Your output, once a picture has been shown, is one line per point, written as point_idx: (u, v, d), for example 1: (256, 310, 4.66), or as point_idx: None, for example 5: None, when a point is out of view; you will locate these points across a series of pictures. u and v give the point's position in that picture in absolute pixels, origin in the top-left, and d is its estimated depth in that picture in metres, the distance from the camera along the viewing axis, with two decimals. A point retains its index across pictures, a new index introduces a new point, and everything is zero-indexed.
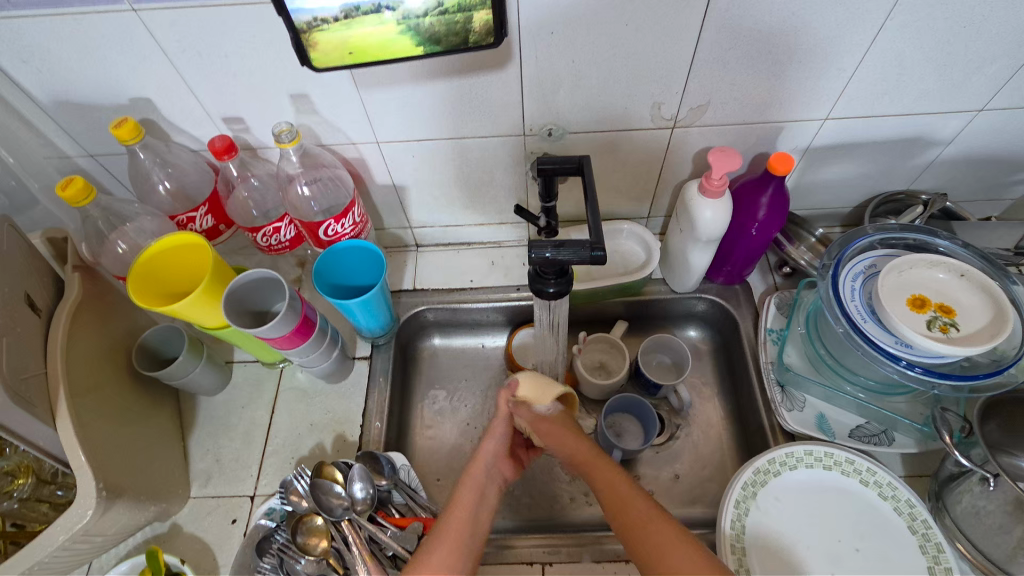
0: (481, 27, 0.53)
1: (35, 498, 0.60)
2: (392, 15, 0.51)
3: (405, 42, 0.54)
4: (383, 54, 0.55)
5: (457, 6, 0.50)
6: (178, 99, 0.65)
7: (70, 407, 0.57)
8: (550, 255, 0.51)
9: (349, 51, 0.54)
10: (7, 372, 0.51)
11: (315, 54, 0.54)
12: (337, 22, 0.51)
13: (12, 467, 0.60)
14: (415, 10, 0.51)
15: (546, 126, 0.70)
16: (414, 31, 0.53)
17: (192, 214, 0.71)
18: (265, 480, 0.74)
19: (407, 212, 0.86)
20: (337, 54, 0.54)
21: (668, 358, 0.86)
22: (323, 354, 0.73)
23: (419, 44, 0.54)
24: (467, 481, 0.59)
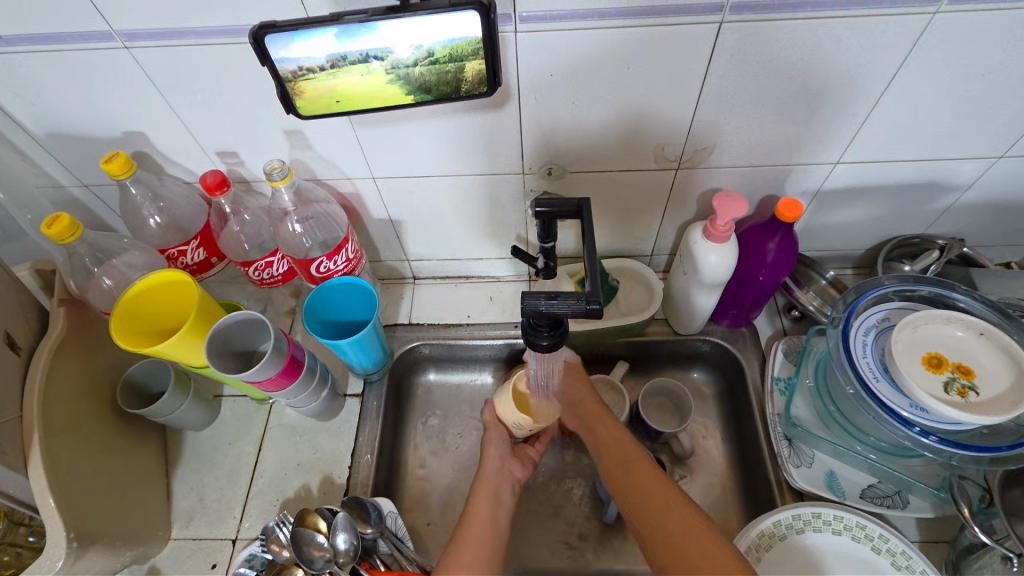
0: (474, 77, 0.51)
1: (8, 542, 0.58)
2: (380, 64, 0.49)
3: (394, 90, 0.52)
4: (373, 100, 0.53)
5: (448, 56, 0.49)
6: (172, 134, 0.64)
7: (44, 454, 0.55)
8: (544, 308, 0.48)
9: (336, 99, 0.52)
10: None
11: (301, 102, 0.53)
12: (323, 71, 0.50)
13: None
14: (405, 60, 0.49)
15: (546, 165, 0.68)
16: (404, 79, 0.51)
17: (183, 248, 0.70)
18: (248, 522, 0.71)
19: (404, 244, 0.84)
20: (323, 102, 0.53)
21: (670, 402, 0.83)
22: (312, 394, 0.71)
23: (410, 92, 0.53)
24: (480, 498, 0.64)
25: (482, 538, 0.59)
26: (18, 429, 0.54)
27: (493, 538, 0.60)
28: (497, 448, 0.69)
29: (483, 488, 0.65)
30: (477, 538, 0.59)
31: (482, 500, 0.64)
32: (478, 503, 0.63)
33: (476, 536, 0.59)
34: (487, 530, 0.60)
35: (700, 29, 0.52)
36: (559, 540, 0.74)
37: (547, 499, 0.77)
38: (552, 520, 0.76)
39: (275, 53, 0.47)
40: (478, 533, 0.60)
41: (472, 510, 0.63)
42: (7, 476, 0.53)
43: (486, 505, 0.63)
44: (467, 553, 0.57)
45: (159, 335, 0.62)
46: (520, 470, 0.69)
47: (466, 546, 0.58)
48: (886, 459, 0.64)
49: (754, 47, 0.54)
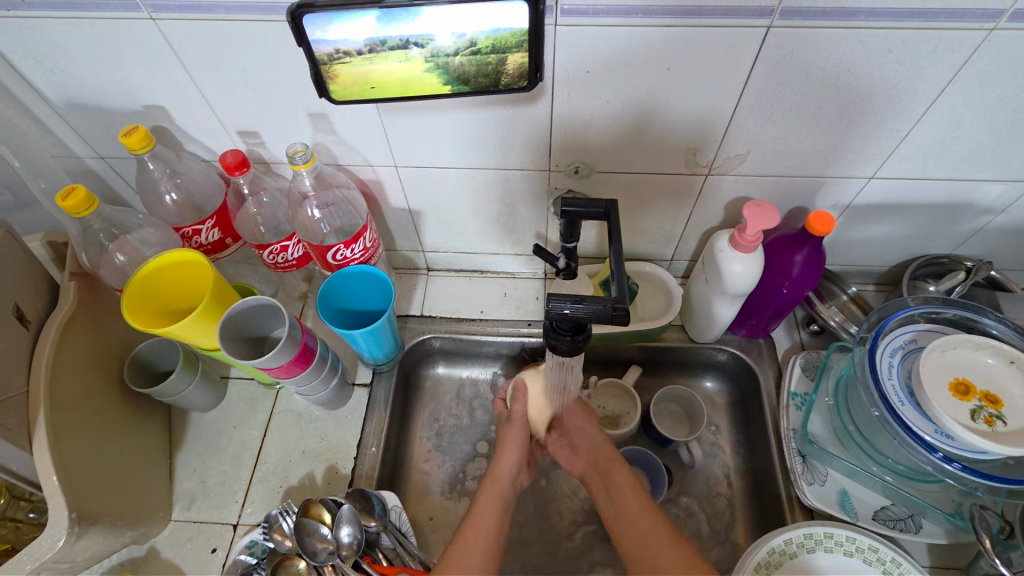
0: (515, 69, 0.50)
1: (10, 518, 0.58)
2: (420, 52, 0.48)
3: (432, 79, 0.51)
4: (406, 90, 0.52)
5: (491, 47, 0.47)
6: (193, 111, 0.62)
7: (50, 431, 0.53)
8: (569, 312, 0.47)
9: (370, 85, 0.51)
10: None
11: (334, 86, 0.51)
12: (360, 56, 0.48)
13: None
14: (446, 48, 0.48)
15: (573, 164, 0.67)
16: (444, 68, 0.50)
17: (199, 227, 0.68)
18: (250, 508, 0.70)
19: (420, 234, 0.82)
20: (357, 88, 0.51)
21: (681, 409, 0.82)
22: (322, 382, 0.70)
23: (447, 83, 0.51)
24: (484, 499, 0.63)
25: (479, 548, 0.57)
26: (24, 404, 0.53)
27: (490, 546, 0.58)
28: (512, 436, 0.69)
29: (492, 486, 0.64)
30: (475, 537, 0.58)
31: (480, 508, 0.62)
32: (479, 514, 0.61)
33: (470, 548, 0.57)
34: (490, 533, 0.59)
35: (747, 33, 0.50)
36: (562, 542, 0.73)
37: (552, 500, 0.76)
38: (556, 522, 0.75)
39: (312, 34, 0.46)
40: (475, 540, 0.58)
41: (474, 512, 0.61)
42: (11, 452, 0.52)
43: (489, 514, 0.61)
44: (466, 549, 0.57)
45: (171, 315, 0.61)
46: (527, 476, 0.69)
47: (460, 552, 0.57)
48: (902, 482, 0.63)
49: (801, 54, 0.52)
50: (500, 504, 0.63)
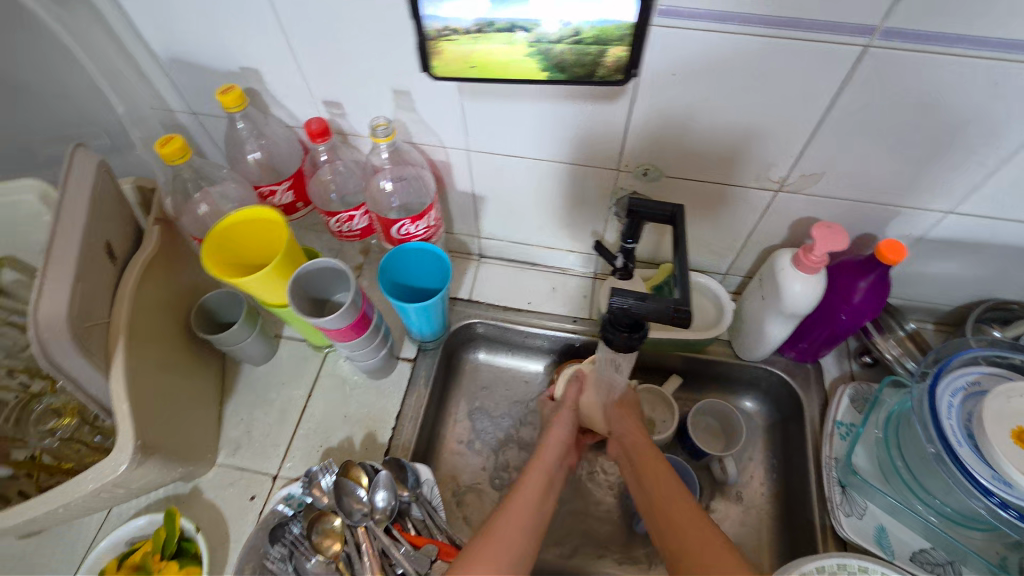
0: (613, 62, 0.51)
1: (76, 438, 0.64)
2: (525, 36, 0.50)
3: (531, 64, 0.52)
4: (505, 73, 0.53)
5: (595, 38, 0.49)
6: (286, 77, 0.65)
7: (125, 357, 0.56)
8: (630, 308, 0.48)
9: (472, 64, 0.53)
10: (79, 315, 0.51)
11: (437, 62, 0.53)
12: (467, 35, 0.50)
13: (60, 406, 0.65)
14: (551, 35, 0.49)
15: (643, 166, 0.67)
16: (544, 55, 0.51)
17: (275, 187, 0.72)
18: (290, 463, 0.73)
19: (479, 221, 0.84)
20: (460, 66, 0.53)
21: (717, 424, 0.82)
22: (373, 350, 0.72)
23: (544, 69, 0.53)
24: (529, 479, 0.64)
25: (517, 526, 0.58)
26: (106, 333, 0.56)
27: (532, 530, 0.58)
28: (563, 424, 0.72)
29: (538, 466, 0.66)
30: (519, 518, 0.59)
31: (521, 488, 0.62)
32: (526, 490, 0.62)
33: (509, 525, 0.58)
34: (528, 511, 0.60)
35: (844, 50, 0.49)
36: (585, 540, 0.74)
37: (579, 497, 0.77)
38: (580, 520, 0.75)
39: (426, 10, 0.48)
40: (520, 514, 0.59)
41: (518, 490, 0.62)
42: (91, 376, 0.54)
43: (532, 495, 0.62)
44: (508, 526, 0.57)
45: (242, 267, 0.63)
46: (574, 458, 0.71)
47: (497, 532, 0.57)
48: (947, 525, 0.61)
49: (896, 77, 0.51)
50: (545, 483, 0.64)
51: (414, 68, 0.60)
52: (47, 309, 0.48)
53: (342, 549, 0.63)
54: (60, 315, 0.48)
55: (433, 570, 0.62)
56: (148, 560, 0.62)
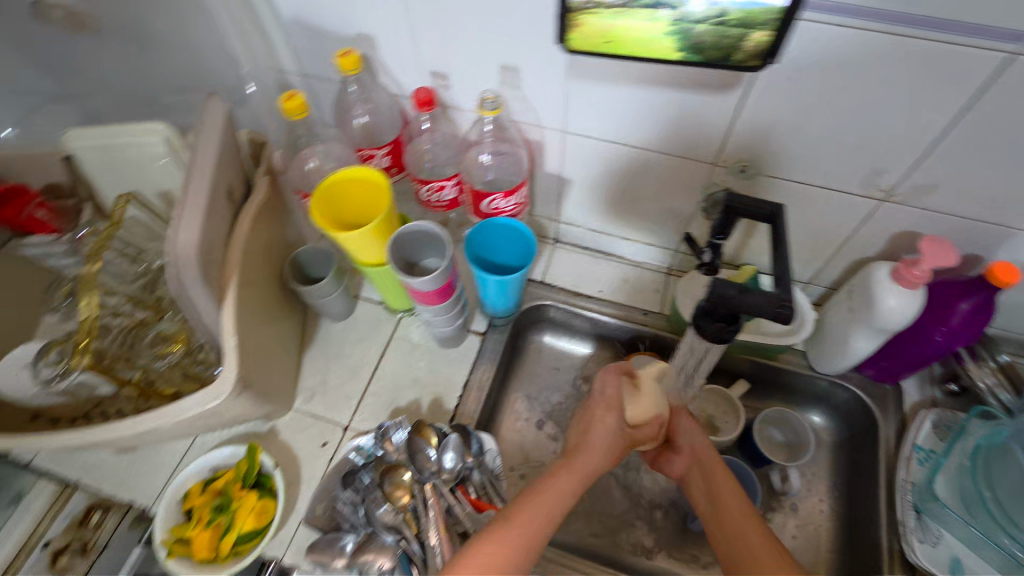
0: (752, 47, 0.51)
1: (179, 366, 0.69)
2: (669, 14, 0.50)
3: (667, 44, 0.53)
4: (641, 51, 0.54)
5: (739, 21, 0.49)
6: (398, 46, 0.67)
7: (236, 296, 0.60)
8: (734, 296, 0.48)
9: (608, 40, 0.54)
10: (205, 248, 0.54)
11: (574, 36, 0.54)
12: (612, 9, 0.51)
13: (172, 333, 0.69)
14: (694, 14, 0.50)
15: (740, 162, 0.65)
16: (683, 35, 0.52)
17: (374, 151, 0.73)
18: (360, 416, 0.76)
19: (561, 204, 0.84)
20: (597, 41, 0.54)
21: (782, 437, 0.80)
22: (450, 319, 0.74)
23: (679, 50, 0.53)
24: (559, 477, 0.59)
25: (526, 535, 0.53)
26: (219, 268, 0.59)
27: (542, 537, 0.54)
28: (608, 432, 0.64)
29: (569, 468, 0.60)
30: (534, 526, 0.54)
31: (548, 487, 0.57)
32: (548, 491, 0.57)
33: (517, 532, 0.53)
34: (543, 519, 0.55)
35: (988, 58, 0.47)
36: (638, 529, 0.74)
37: (635, 489, 0.77)
38: (635, 510, 0.76)
39: None
40: (532, 521, 0.54)
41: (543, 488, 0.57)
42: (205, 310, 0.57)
43: (556, 497, 0.57)
44: (518, 533, 0.53)
45: (343, 224, 0.66)
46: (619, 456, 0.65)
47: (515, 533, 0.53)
48: None
49: None
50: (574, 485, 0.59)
51: (527, 46, 0.61)
52: (182, 240, 0.51)
53: (409, 502, 0.64)
54: (193, 246, 0.51)
55: None
56: (229, 487, 0.67)
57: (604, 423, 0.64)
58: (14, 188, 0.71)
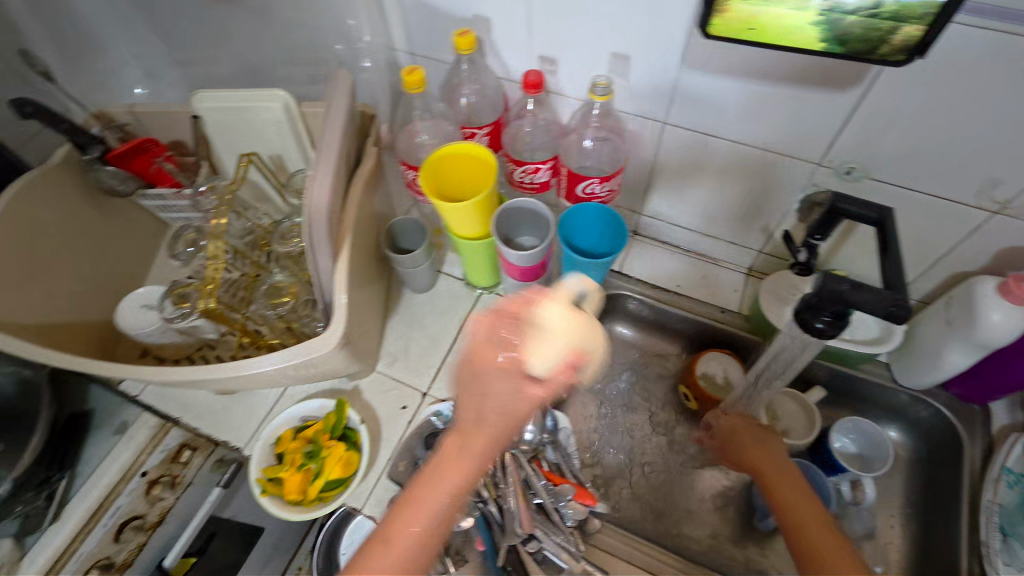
0: (902, 41, 0.44)
1: (291, 317, 0.72)
2: (820, 3, 0.44)
3: (811, 33, 0.47)
4: (781, 40, 0.48)
5: (896, 14, 0.42)
6: (512, 29, 0.69)
7: (348, 250, 0.62)
8: (848, 292, 0.49)
9: (751, 26, 0.48)
10: (328, 203, 0.57)
11: (716, 20, 0.48)
12: None
13: (287, 284, 0.73)
14: (847, 4, 0.44)
15: (847, 164, 0.65)
16: (830, 25, 0.46)
17: (476, 131, 0.76)
18: (439, 384, 0.79)
19: (647, 196, 0.85)
20: (738, 26, 0.48)
21: (854, 447, 0.78)
22: (535, 298, 0.75)
23: (823, 40, 0.47)
24: (467, 448, 0.46)
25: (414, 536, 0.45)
26: (337, 225, 0.62)
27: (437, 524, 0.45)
28: (501, 405, 0.46)
29: (464, 440, 0.46)
30: (414, 520, 0.45)
31: (423, 494, 0.45)
32: (457, 447, 0.46)
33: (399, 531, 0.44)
34: (432, 506, 0.45)
35: None
36: (703, 522, 0.75)
37: (702, 482, 0.77)
38: (701, 503, 0.76)
39: None
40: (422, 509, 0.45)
41: (443, 453, 0.46)
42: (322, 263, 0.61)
43: (463, 453, 0.46)
44: (399, 528, 0.44)
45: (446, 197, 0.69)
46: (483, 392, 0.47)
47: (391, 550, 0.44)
48: None
49: None
50: (465, 446, 0.46)
51: (644, 34, 0.62)
52: (315, 200, 0.56)
53: (490, 466, 0.67)
54: (323, 203, 0.56)
55: (567, 507, 0.65)
56: (319, 436, 0.71)
57: (505, 379, 0.45)
58: (152, 142, 0.77)
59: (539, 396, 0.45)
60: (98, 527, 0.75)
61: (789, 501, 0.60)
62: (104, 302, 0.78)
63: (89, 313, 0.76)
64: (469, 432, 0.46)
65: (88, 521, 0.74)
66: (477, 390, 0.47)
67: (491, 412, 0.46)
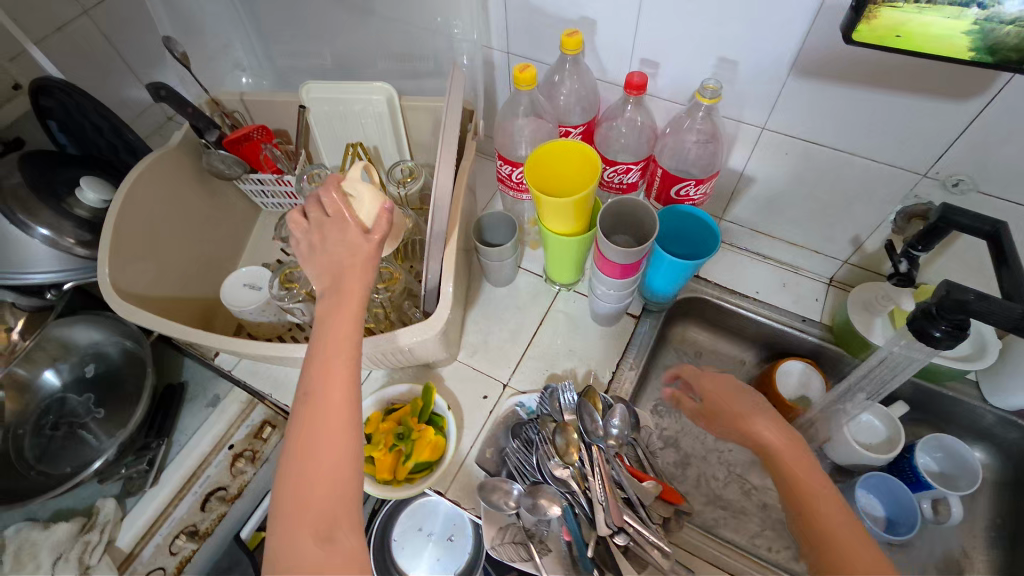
0: None
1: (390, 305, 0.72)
2: (976, 12, 0.45)
3: (962, 42, 0.47)
4: (927, 48, 0.49)
5: None
6: (618, 31, 0.70)
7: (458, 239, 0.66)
8: (973, 301, 0.49)
9: (896, 33, 0.49)
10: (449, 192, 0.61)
11: (862, 27, 0.50)
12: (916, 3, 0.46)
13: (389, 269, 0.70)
14: (1009, 14, 0.44)
15: (955, 175, 0.64)
16: (983, 35, 0.46)
17: (570, 129, 0.77)
18: (518, 376, 0.81)
19: (732, 201, 0.85)
20: (883, 33, 0.49)
21: (936, 464, 0.77)
22: (624, 297, 0.76)
23: (972, 50, 0.47)
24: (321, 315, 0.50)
25: (331, 443, 0.45)
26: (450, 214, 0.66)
27: (347, 423, 0.46)
28: (347, 247, 0.51)
29: (328, 314, 0.49)
30: (326, 429, 0.45)
31: (334, 354, 0.48)
32: (325, 322, 0.49)
33: (324, 444, 0.45)
34: (339, 404, 0.46)
35: None
36: (782, 529, 0.74)
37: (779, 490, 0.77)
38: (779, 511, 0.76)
39: None
40: (326, 413, 0.46)
41: (321, 338, 0.49)
42: (437, 249, 0.64)
43: (343, 337, 0.48)
44: (320, 444, 0.45)
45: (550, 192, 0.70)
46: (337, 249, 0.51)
47: (327, 416, 0.46)
48: None
49: None
50: (338, 328, 0.48)
51: (757, 39, 0.63)
52: (441, 186, 0.60)
53: (578, 460, 0.67)
54: (446, 189, 0.60)
55: (651, 505, 0.66)
56: (408, 420, 0.73)
57: (323, 246, 0.52)
58: (260, 130, 0.80)
59: (372, 240, 0.51)
60: (190, 492, 0.82)
61: (784, 461, 0.57)
62: (203, 276, 0.81)
63: (194, 287, 0.79)
64: (330, 303, 0.50)
65: (182, 487, 0.82)
66: (314, 238, 0.53)
67: (328, 261, 0.51)
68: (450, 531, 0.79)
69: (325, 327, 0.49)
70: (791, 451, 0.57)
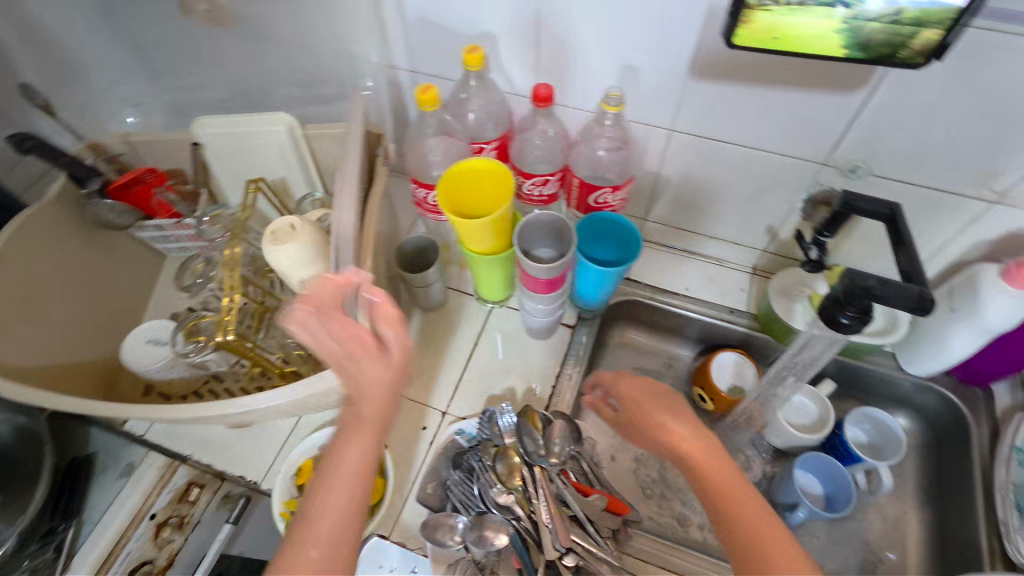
0: (920, 45, 0.48)
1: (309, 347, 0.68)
2: (843, 11, 0.47)
3: (834, 41, 0.49)
4: (805, 48, 0.51)
5: (915, 19, 0.46)
6: (520, 44, 0.70)
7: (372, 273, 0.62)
8: (877, 286, 0.52)
9: (774, 36, 0.50)
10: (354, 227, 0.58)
11: (741, 31, 0.51)
12: (787, 6, 0.48)
13: None
14: (871, 12, 0.47)
15: (852, 161, 0.67)
16: (852, 33, 0.49)
17: (483, 145, 0.75)
18: (456, 403, 0.78)
19: (653, 202, 0.86)
20: (761, 36, 0.51)
21: (866, 436, 0.80)
22: (554, 309, 0.75)
23: (845, 47, 0.50)
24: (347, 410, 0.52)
25: (334, 517, 0.47)
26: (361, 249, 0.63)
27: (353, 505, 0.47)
28: (369, 361, 0.51)
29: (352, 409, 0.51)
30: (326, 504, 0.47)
31: (360, 443, 0.50)
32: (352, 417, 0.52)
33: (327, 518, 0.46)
34: (349, 484, 0.48)
35: None
36: None
37: None
38: None
39: None
40: (332, 488, 0.48)
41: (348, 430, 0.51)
42: None
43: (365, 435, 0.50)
44: (322, 521, 0.46)
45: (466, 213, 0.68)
46: (353, 347, 0.51)
47: (335, 496, 0.47)
48: None
49: None
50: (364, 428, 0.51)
51: (653, 45, 0.63)
52: (343, 220, 0.57)
53: (521, 483, 0.67)
54: (350, 225, 0.57)
55: (600, 518, 0.65)
56: None
57: (344, 340, 0.51)
58: (150, 173, 0.74)
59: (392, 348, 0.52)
60: None
61: (708, 471, 0.52)
62: (100, 337, 0.74)
63: (90, 349, 0.72)
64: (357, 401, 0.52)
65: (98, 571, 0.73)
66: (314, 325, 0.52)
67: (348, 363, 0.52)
68: (412, 565, 0.65)
69: (350, 427, 0.51)
70: (715, 455, 0.53)
